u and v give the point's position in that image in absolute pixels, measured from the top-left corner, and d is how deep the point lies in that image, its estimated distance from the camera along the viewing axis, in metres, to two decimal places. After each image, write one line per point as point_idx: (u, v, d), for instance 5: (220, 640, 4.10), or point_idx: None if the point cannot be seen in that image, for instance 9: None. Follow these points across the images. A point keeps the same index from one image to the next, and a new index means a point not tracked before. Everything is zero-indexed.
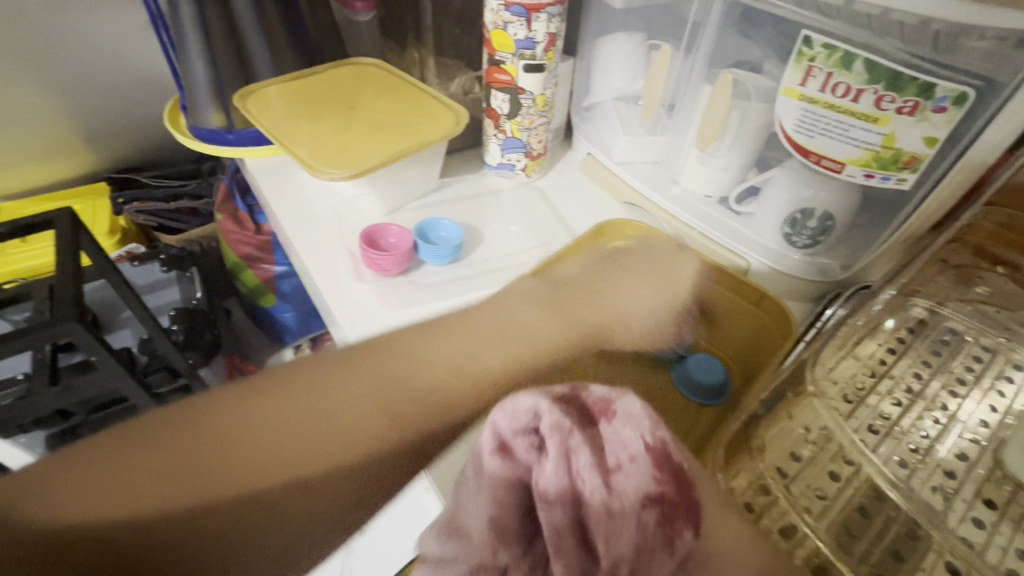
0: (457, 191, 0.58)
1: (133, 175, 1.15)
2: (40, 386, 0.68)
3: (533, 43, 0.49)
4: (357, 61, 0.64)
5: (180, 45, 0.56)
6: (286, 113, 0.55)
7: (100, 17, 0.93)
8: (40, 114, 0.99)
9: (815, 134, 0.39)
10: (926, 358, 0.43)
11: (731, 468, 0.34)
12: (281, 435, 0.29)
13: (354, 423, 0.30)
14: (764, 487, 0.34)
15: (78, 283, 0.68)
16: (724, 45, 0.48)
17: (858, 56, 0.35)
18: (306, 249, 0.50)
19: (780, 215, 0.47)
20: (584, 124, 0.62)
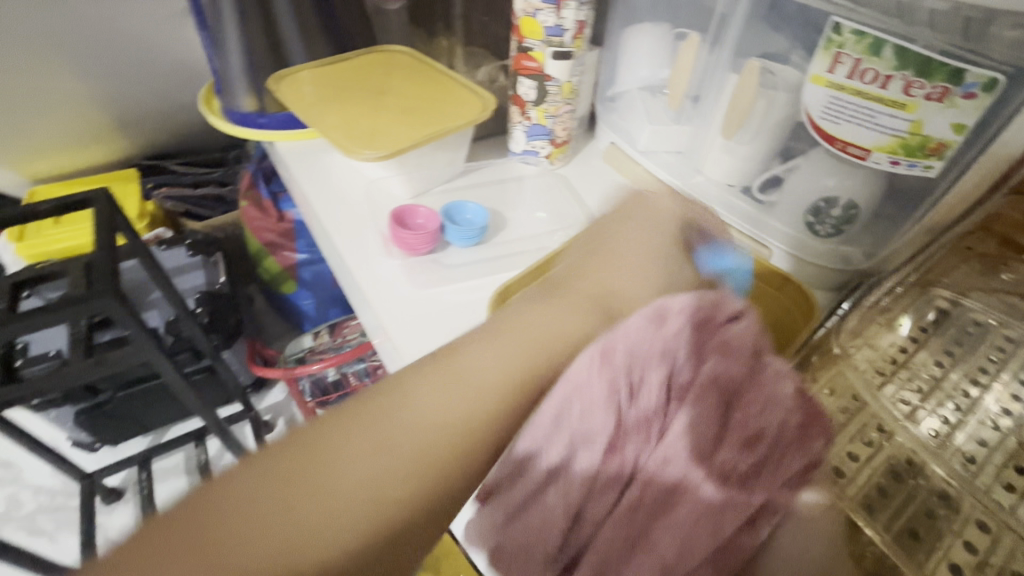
0: (483, 175, 0.60)
1: (161, 162, 1.18)
2: (76, 358, 0.71)
3: (561, 30, 0.50)
4: (386, 48, 0.65)
5: (218, 30, 0.58)
6: (317, 96, 0.57)
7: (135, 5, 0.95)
8: (74, 99, 1.02)
9: (841, 121, 0.39)
10: (943, 351, 0.44)
11: None
12: (405, 462, 0.28)
13: (430, 428, 0.29)
14: None
15: (114, 260, 0.70)
16: (750, 35, 0.48)
17: (887, 42, 0.35)
18: (335, 227, 0.52)
19: (803, 205, 0.47)
20: (609, 114, 0.63)
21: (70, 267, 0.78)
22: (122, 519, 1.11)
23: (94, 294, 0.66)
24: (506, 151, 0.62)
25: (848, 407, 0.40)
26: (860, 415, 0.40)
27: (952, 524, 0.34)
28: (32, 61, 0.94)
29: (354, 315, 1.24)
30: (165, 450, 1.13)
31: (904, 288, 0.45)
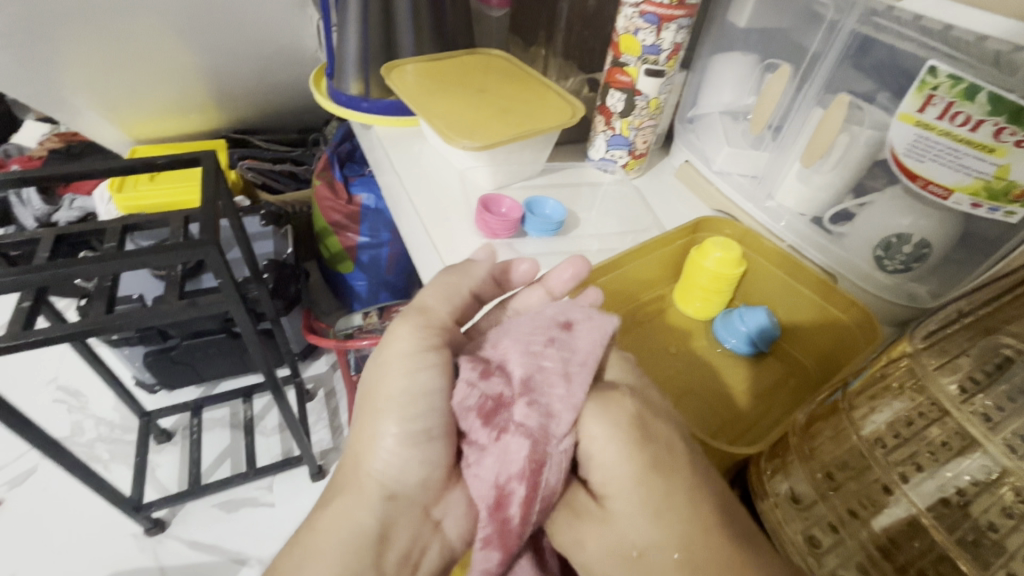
0: (559, 177, 0.63)
1: (247, 138, 1.37)
2: (170, 299, 0.79)
3: (658, 50, 0.54)
4: (484, 51, 0.70)
5: (343, 20, 0.64)
6: (420, 87, 0.62)
7: (264, 7, 0.99)
8: (189, 71, 1.10)
9: (925, 159, 0.41)
10: (1003, 401, 0.37)
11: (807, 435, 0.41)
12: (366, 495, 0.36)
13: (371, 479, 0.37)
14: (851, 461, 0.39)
15: (215, 216, 0.78)
16: (840, 74, 0.51)
17: (983, 88, 0.37)
18: (424, 205, 0.57)
19: (874, 239, 0.49)
20: (686, 134, 0.66)
21: (171, 217, 0.86)
22: (169, 458, 1.19)
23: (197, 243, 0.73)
24: (584, 158, 0.66)
25: (914, 421, 0.39)
26: (926, 431, 0.38)
27: (995, 558, 0.33)
28: (164, 44, 1.01)
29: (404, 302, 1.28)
30: (215, 401, 1.21)
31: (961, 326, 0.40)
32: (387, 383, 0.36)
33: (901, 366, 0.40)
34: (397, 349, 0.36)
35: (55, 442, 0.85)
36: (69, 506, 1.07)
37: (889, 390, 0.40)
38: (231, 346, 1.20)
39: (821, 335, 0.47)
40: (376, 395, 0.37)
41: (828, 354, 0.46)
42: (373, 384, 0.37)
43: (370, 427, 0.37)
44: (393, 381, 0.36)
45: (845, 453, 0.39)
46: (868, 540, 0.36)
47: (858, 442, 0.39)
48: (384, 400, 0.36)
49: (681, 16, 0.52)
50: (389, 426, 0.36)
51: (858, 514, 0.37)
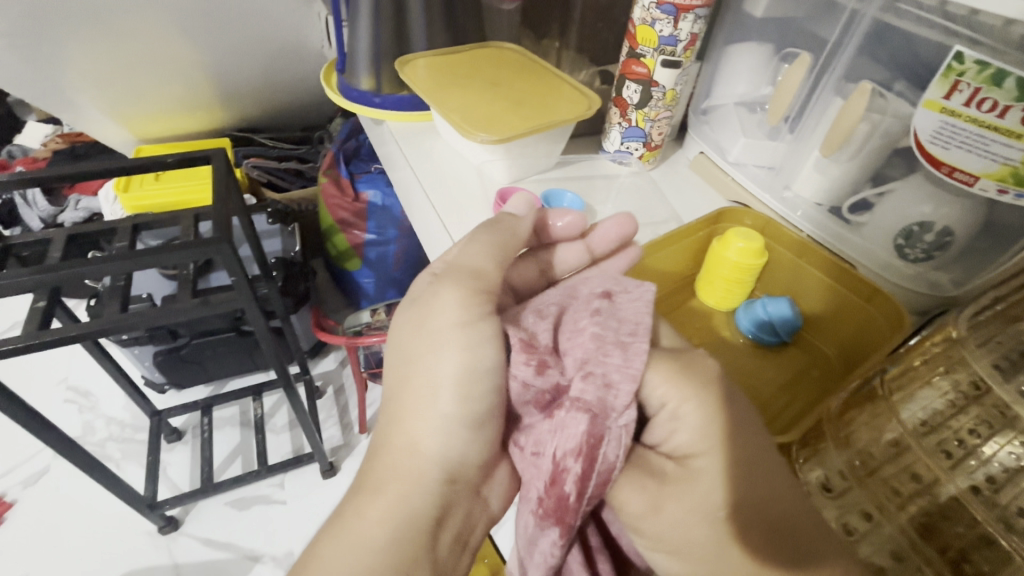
0: (574, 170, 0.63)
1: (252, 136, 1.37)
2: (183, 297, 0.79)
3: (675, 41, 0.53)
4: (496, 45, 0.70)
5: (355, 14, 0.64)
6: (435, 81, 0.62)
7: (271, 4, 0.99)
8: (195, 68, 1.10)
9: (951, 146, 0.41)
10: None
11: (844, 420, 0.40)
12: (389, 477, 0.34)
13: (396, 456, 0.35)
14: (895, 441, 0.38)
15: (227, 213, 0.78)
16: (860, 62, 0.50)
17: (1011, 73, 0.36)
18: (440, 199, 0.57)
19: (895, 227, 0.49)
20: (700, 125, 0.66)
21: (181, 216, 0.86)
22: (180, 457, 1.19)
23: (210, 241, 0.73)
24: (598, 151, 0.66)
25: (945, 408, 0.39)
26: (956, 418, 0.38)
27: None
28: (170, 42, 1.00)
29: None
30: (226, 399, 1.21)
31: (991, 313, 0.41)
32: (431, 362, 0.34)
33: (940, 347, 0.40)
34: (441, 323, 0.35)
35: (70, 441, 0.85)
36: (83, 505, 1.08)
37: (916, 373, 0.40)
38: (241, 344, 1.20)
39: (843, 324, 0.47)
40: (419, 373, 0.35)
41: (850, 344, 0.46)
42: (413, 363, 0.35)
43: (414, 408, 0.34)
44: (438, 359, 0.34)
45: (875, 437, 0.38)
46: (906, 523, 0.36)
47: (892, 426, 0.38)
48: (429, 379, 0.34)
49: (698, 5, 0.51)
50: (437, 405, 0.34)
51: (896, 498, 0.36)
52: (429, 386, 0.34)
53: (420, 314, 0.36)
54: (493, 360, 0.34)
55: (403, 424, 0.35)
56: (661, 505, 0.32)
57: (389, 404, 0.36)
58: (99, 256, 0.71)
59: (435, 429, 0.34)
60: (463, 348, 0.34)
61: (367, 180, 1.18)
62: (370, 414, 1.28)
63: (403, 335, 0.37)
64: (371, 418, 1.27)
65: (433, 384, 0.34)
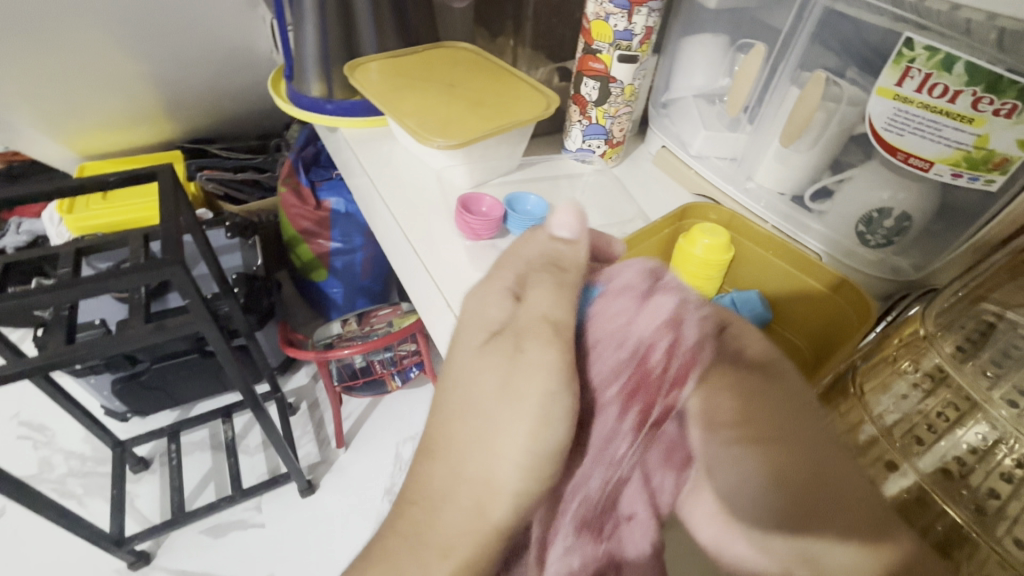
0: (538, 171, 0.62)
1: (205, 147, 1.30)
2: (135, 324, 0.75)
3: (630, 35, 0.52)
4: (450, 45, 0.68)
5: (299, 16, 0.61)
6: (388, 85, 0.59)
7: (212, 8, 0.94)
8: (137, 79, 1.04)
9: (905, 133, 0.41)
10: (993, 363, 0.40)
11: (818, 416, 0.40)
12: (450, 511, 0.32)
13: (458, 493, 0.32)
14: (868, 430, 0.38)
15: (177, 232, 0.73)
16: (813, 49, 0.50)
17: (959, 58, 0.37)
18: (398, 209, 0.55)
19: (855, 214, 0.49)
20: (661, 119, 0.65)
21: (130, 237, 0.82)
22: (148, 487, 1.14)
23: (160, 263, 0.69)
24: (560, 149, 0.65)
25: (910, 397, 0.39)
26: (921, 407, 0.39)
27: (1000, 524, 0.34)
28: (108, 53, 0.95)
29: (383, 306, 1.25)
30: (193, 423, 1.16)
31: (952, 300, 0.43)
32: (502, 439, 0.30)
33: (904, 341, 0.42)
34: (523, 400, 0.30)
35: (22, 483, 0.80)
36: (44, 547, 1.02)
37: (886, 362, 0.42)
38: (205, 366, 1.15)
39: (811, 315, 0.47)
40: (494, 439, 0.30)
41: (819, 334, 0.46)
42: (487, 425, 0.31)
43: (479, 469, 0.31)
44: (516, 436, 0.30)
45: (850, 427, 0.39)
46: None
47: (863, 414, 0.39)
48: (499, 452, 0.30)
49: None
50: (507, 480, 0.30)
51: None
52: (498, 458, 0.30)
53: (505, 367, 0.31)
54: (563, 441, 0.30)
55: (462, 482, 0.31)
56: (755, 405, 0.25)
57: (450, 455, 0.32)
58: (39, 286, 0.66)
59: (503, 506, 0.31)
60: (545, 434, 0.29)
61: (329, 188, 1.15)
62: (346, 427, 1.24)
63: (470, 392, 0.32)
64: (348, 431, 1.24)
65: (511, 465, 0.30)
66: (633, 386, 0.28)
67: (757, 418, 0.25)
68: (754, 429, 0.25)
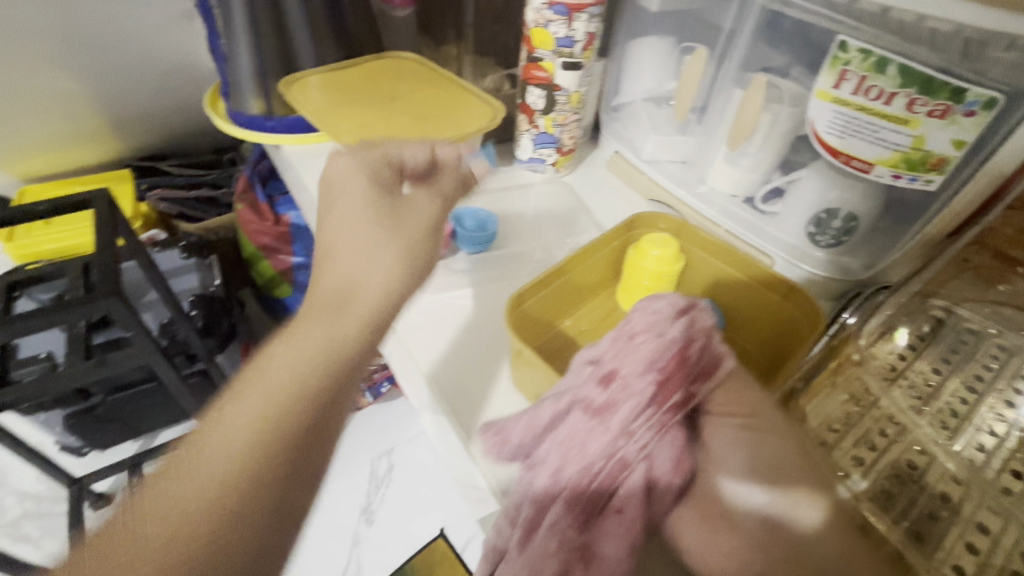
0: (491, 183, 0.60)
1: (156, 163, 1.17)
2: (75, 361, 0.70)
3: (572, 42, 0.51)
4: (393, 55, 0.66)
5: (230, 33, 0.58)
6: (328, 100, 0.57)
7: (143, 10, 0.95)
8: (78, 100, 1.01)
9: (845, 135, 0.41)
10: (939, 361, 0.43)
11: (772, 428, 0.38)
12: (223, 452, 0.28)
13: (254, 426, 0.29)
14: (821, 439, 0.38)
15: (116, 261, 0.69)
16: (756, 49, 0.49)
17: (892, 60, 0.37)
18: None
19: (805, 215, 0.49)
20: (613, 124, 0.64)
21: (67, 267, 0.77)
22: None
23: (97, 296, 0.65)
24: (512, 160, 0.63)
25: (854, 412, 0.39)
26: (864, 420, 0.39)
27: (953, 526, 0.34)
28: (45, 69, 0.94)
29: None
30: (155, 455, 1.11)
31: (906, 299, 0.45)
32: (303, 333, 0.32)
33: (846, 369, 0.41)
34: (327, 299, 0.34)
35: None
36: None
37: (824, 385, 0.40)
38: (164, 394, 1.10)
39: (763, 323, 0.46)
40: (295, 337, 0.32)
41: (772, 342, 0.45)
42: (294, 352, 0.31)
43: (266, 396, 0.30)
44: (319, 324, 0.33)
45: None
46: None
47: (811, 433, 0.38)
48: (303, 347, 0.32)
49: (590, 4, 0.49)
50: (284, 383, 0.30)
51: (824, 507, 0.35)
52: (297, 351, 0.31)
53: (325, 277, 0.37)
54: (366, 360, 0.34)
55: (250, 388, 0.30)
56: (762, 409, 0.33)
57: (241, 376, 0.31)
58: None
59: (277, 454, 0.28)
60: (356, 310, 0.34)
61: (286, 202, 1.11)
62: None
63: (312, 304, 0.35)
64: None
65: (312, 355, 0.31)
66: (667, 374, 0.31)
67: (756, 414, 0.33)
68: (754, 422, 0.32)
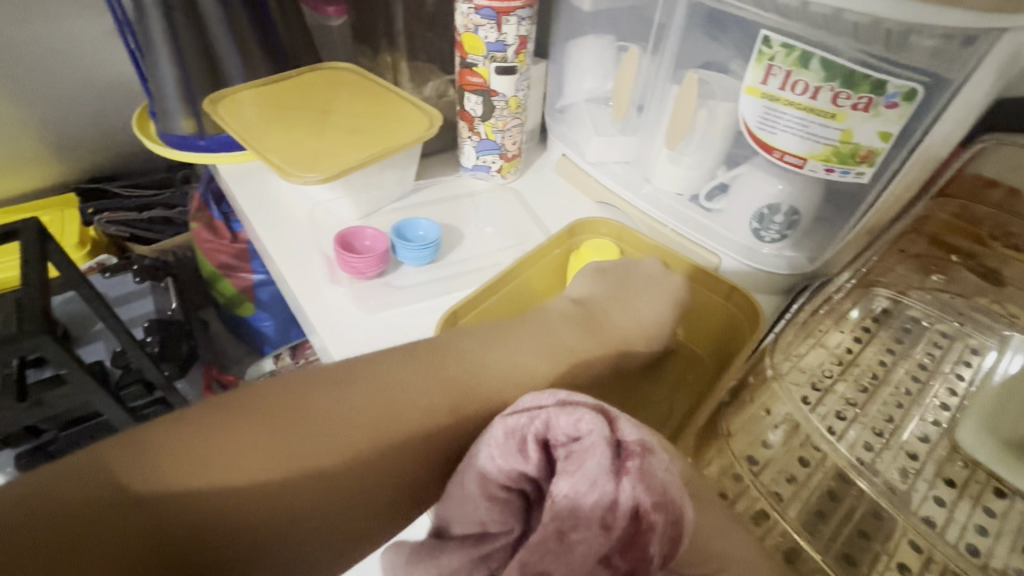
0: (436, 192, 0.59)
1: (103, 185, 1.09)
2: (9, 402, 0.66)
3: (503, 46, 0.50)
4: (328, 65, 0.64)
5: (149, 50, 0.55)
6: (258, 117, 0.55)
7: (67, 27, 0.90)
8: (6, 126, 0.95)
9: (777, 131, 0.40)
10: (885, 350, 0.44)
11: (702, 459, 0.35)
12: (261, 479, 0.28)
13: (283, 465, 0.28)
14: (767, 443, 0.36)
15: (46, 295, 0.66)
16: (689, 45, 0.48)
17: (814, 55, 0.36)
18: (272, 251, 0.50)
19: (748, 211, 0.48)
20: (559, 125, 0.63)
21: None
22: None
23: (24, 334, 0.61)
24: (457, 167, 0.62)
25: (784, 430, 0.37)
26: (799, 434, 0.37)
27: (900, 523, 0.34)
28: None
29: None
30: None
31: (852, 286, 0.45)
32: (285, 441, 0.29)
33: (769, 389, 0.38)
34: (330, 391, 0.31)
35: None
36: None
37: (747, 403, 0.37)
38: None
39: (710, 324, 0.45)
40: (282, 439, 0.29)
41: (720, 343, 0.44)
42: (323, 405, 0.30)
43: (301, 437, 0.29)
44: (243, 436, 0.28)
45: (731, 462, 0.35)
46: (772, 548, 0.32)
47: (741, 454, 0.35)
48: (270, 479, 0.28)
49: (519, 6, 0.48)
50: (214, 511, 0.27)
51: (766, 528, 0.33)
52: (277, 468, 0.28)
53: (501, 339, 0.36)
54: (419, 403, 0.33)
55: (198, 492, 0.26)
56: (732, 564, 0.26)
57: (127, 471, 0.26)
58: None
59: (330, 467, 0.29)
60: (489, 418, 0.32)
61: None
62: None
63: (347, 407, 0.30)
64: None
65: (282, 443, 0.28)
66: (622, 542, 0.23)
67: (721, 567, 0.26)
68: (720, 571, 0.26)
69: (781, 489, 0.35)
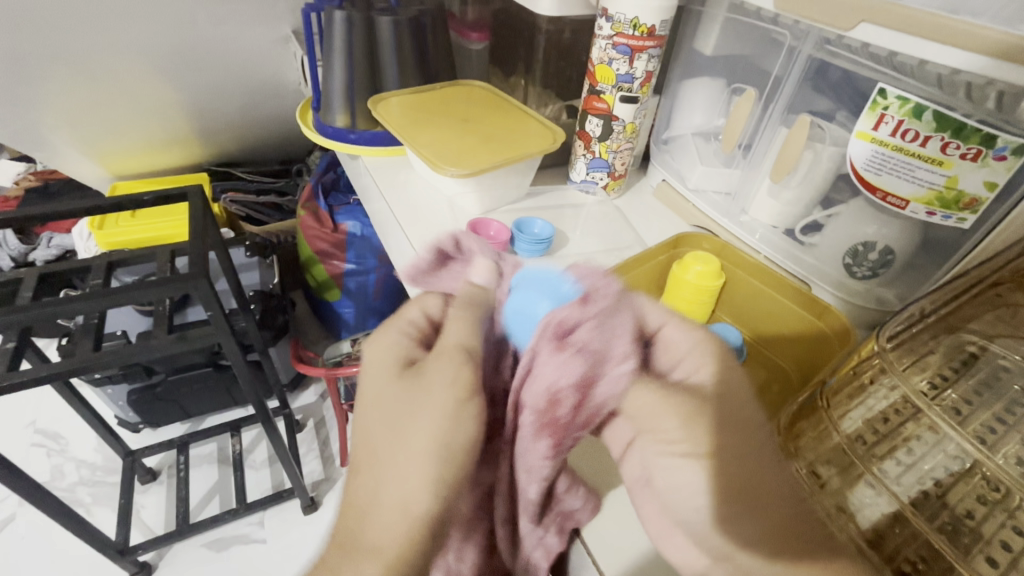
0: (546, 200, 0.66)
1: (230, 170, 1.31)
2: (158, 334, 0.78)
3: (632, 78, 0.57)
4: (465, 82, 0.73)
5: (330, 56, 0.67)
6: (407, 118, 0.64)
7: (246, 32, 0.93)
8: (174, 111, 1.06)
9: (883, 173, 0.45)
10: (969, 395, 0.43)
11: (797, 442, 0.41)
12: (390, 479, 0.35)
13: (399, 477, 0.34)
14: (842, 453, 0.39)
15: (204, 249, 0.78)
16: (801, 94, 0.54)
17: (928, 107, 0.41)
18: (410, 229, 0.59)
19: (843, 247, 0.51)
20: (662, 154, 0.69)
21: (158, 253, 0.86)
22: (155, 498, 1.16)
23: (186, 277, 0.73)
24: (566, 181, 0.69)
25: (891, 418, 0.40)
26: (903, 427, 0.40)
27: (974, 543, 0.35)
28: (148, 84, 0.97)
29: None
30: (203, 436, 1.18)
31: (937, 320, 0.44)
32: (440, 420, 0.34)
33: (873, 363, 0.40)
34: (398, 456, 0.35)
35: (36, 487, 0.82)
36: (45, 557, 1.00)
37: (863, 387, 0.41)
38: (218, 379, 1.18)
39: (797, 341, 0.50)
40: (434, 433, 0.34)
41: (806, 356, 0.49)
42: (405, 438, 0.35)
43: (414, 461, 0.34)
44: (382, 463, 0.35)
45: (829, 452, 0.40)
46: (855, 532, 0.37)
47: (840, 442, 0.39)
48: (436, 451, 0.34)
49: (651, 46, 0.55)
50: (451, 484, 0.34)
51: (844, 515, 0.38)
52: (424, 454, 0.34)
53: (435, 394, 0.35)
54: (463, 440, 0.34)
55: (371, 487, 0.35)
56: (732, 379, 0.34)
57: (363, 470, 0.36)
58: (72, 295, 0.70)
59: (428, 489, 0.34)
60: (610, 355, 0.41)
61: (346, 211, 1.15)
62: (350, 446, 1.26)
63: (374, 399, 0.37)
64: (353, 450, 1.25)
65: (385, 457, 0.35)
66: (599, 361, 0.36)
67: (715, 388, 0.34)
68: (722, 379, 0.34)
69: (860, 491, 0.38)
